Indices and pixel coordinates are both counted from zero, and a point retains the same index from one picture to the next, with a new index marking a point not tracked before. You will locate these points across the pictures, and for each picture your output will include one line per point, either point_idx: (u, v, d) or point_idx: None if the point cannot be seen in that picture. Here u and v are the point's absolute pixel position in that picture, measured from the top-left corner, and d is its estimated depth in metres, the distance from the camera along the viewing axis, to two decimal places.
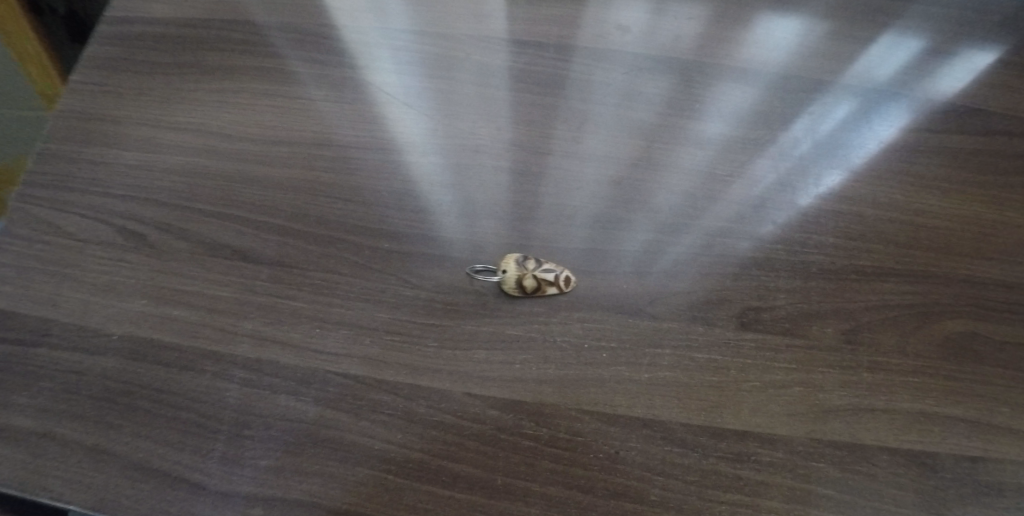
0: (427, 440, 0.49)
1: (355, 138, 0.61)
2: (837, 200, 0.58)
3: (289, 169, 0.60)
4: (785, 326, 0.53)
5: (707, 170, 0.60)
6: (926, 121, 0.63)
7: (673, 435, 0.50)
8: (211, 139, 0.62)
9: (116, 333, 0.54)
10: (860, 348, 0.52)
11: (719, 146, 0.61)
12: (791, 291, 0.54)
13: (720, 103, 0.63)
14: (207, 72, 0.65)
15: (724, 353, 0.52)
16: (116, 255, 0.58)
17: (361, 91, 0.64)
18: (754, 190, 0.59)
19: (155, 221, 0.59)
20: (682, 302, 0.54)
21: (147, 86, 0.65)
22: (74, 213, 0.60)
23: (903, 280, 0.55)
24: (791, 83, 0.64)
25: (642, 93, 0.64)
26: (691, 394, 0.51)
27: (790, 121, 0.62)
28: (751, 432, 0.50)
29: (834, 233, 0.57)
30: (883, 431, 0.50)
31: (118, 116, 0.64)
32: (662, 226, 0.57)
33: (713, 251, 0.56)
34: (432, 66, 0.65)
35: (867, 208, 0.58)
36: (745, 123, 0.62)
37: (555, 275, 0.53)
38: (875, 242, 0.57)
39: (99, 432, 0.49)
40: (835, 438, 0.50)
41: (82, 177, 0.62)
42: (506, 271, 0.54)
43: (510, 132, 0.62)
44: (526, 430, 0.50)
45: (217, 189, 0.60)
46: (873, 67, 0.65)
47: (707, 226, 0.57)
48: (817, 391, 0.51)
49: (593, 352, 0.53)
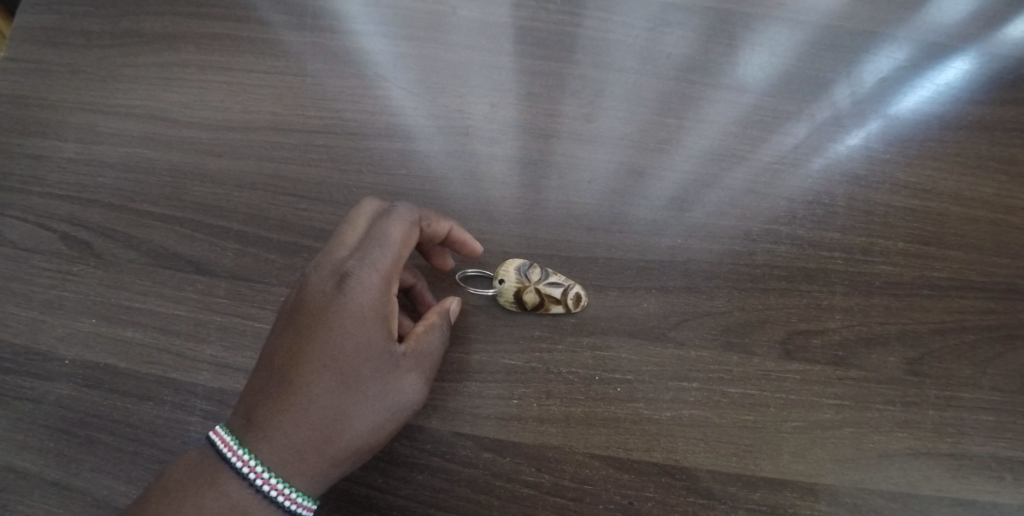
0: (412, 486, 0.41)
1: (337, 121, 0.53)
2: (900, 195, 0.49)
3: (260, 158, 0.52)
4: (837, 355, 0.44)
5: (737, 140, 0.51)
6: (1008, 99, 0.53)
7: (698, 485, 0.41)
8: (172, 126, 0.54)
9: (68, 357, 0.46)
10: (927, 381, 0.44)
11: (743, 118, 0.52)
12: (847, 311, 0.46)
13: (751, 62, 0.55)
14: (161, 49, 0.57)
15: (761, 387, 0.44)
16: (60, 266, 0.49)
17: (347, 61, 0.56)
18: (793, 164, 0.50)
19: (102, 226, 0.51)
20: (715, 324, 0.46)
21: (101, 64, 0.57)
22: (10, 215, 0.52)
23: (983, 295, 0.46)
24: (839, 42, 0.55)
25: (662, 54, 0.55)
26: (723, 435, 0.43)
27: (836, 84, 0.54)
28: (790, 481, 0.41)
29: (903, 236, 0.48)
30: (948, 479, 0.42)
31: (55, 100, 0.56)
32: (685, 205, 0.49)
33: (748, 248, 0.47)
34: (422, 27, 0.57)
35: (941, 205, 0.49)
36: (782, 85, 0.54)
37: (563, 290, 0.45)
38: (952, 248, 0.47)
39: (60, 466, 0.42)
40: (889, 488, 0.41)
41: (22, 174, 0.53)
42: (504, 280, 0.46)
43: (510, 98, 0.54)
44: (526, 476, 0.42)
45: (169, 187, 0.52)
46: (940, 28, 0.55)
47: (739, 207, 0.49)
48: (871, 432, 0.43)
49: (605, 385, 0.44)
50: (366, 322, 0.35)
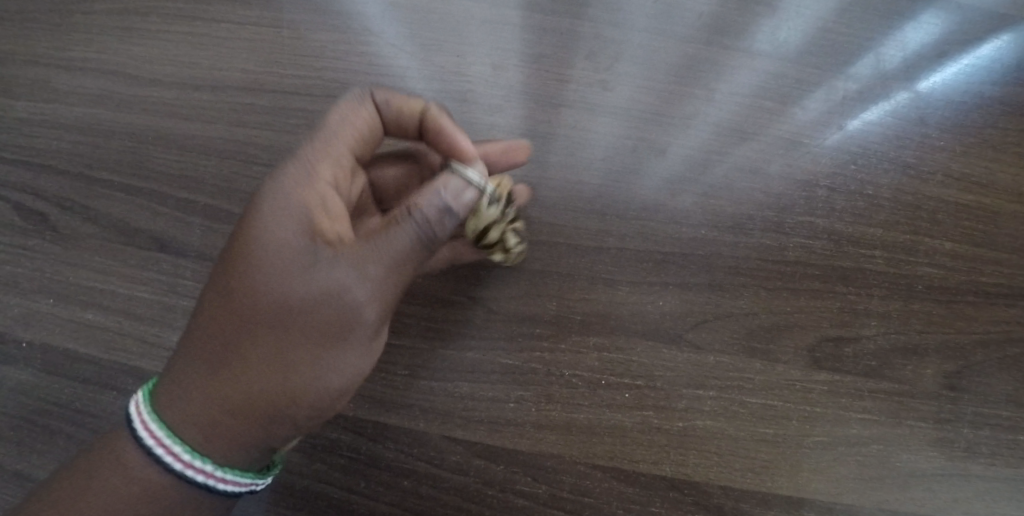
0: (397, 492, 0.38)
1: (325, 84, 0.48)
2: (941, 190, 0.45)
3: (236, 123, 0.46)
4: (868, 365, 0.40)
5: (757, 112, 0.47)
6: None
7: (708, 501, 0.38)
8: (137, 84, 0.48)
9: (25, 340, 0.41)
10: (964, 397, 0.40)
11: (763, 90, 0.48)
12: (881, 317, 0.42)
13: (779, 25, 0.50)
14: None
15: (783, 398, 0.40)
16: (10, 238, 0.44)
17: (337, 17, 0.50)
18: (817, 139, 0.46)
19: (56, 195, 0.45)
20: (738, 326, 0.41)
21: (57, 10, 0.51)
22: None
23: None
24: (877, 12, 0.50)
25: (689, 12, 0.51)
26: (739, 449, 0.39)
27: (870, 56, 0.49)
28: (809, 500, 0.38)
29: (944, 236, 0.43)
30: (977, 503, 0.38)
31: (8, 50, 0.50)
32: (698, 181, 0.45)
33: (772, 242, 0.43)
34: None
35: (987, 205, 0.44)
36: (809, 53, 0.49)
37: (517, 246, 0.41)
38: (996, 252, 0.43)
39: (21, 458, 0.38)
40: (913, 510, 0.38)
41: None
42: (497, 203, 0.37)
43: (513, 61, 0.49)
44: (520, 487, 0.37)
45: (132, 152, 0.46)
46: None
47: (757, 186, 0.45)
48: (899, 450, 0.39)
49: (613, 391, 0.40)
50: (279, 218, 0.30)
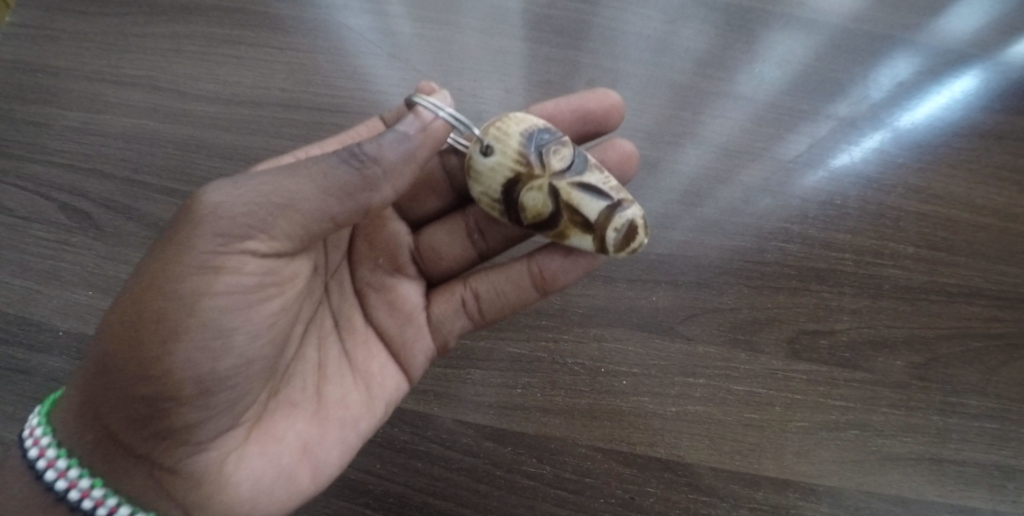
0: (411, 473, 0.41)
1: (344, 100, 0.52)
2: (915, 199, 0.48)
3: (262, 136, 0.51)
4: (844, 357, 0.44)
5: (749, 139, 0.51)
6: None
7: (700, 482, 0.41)
8: (172, 99, 0.53)
9: (66, 329, 0.45)
10: (934, 386, 0.43)
11: (756, 116, 0.51)
12: (855, 313, 0.45)
13: (767, 59, 0.54)
14: (166, 18, 0.56)
15: (766, 386, 0.43)
16: (57, 236, 0.49)
17: (354, 40, 0.55)
18: (801, 164, 0.50)
19: (102, 197, 0.50)
20: (723, 321, 0.45)
21: (96, 30, 0.56)
22: (9, 183, 0.51)
23: (993, 303, 0.45)
24: (856, 44, 0.55)
25: (679, 47, 0.55)
26: (726, 432, 0.43)
27: (850, 85, 0.53)
28: (793, 481, 0.41)
29: (916, 240, 0.47)
30: (950, 486, 0.41)
31: (58, 66, 0.55)
32: (693, 205, 0.48)
33: (761, 251, 0.47)
34: (425, 9, 0.56)
35: (953, 211, 0.48)
36: (794, 83, 0.53)
37: (584, 211, 0.33)
38: (963, 255, 0.46)
39: None
40: (891, 492, 0.41)
41: (21, 141, 0.53)
42: (497, 156, 0.33)
43: (518, 78, 0.53)
44: (527, 467, 0.41)
45: (173, 160, 0.51)
46: (958, 28, 0.55)
47: (744, 207, 0.48)
48: (874, 435, 0.43)
49: (611, 378, 0.44)
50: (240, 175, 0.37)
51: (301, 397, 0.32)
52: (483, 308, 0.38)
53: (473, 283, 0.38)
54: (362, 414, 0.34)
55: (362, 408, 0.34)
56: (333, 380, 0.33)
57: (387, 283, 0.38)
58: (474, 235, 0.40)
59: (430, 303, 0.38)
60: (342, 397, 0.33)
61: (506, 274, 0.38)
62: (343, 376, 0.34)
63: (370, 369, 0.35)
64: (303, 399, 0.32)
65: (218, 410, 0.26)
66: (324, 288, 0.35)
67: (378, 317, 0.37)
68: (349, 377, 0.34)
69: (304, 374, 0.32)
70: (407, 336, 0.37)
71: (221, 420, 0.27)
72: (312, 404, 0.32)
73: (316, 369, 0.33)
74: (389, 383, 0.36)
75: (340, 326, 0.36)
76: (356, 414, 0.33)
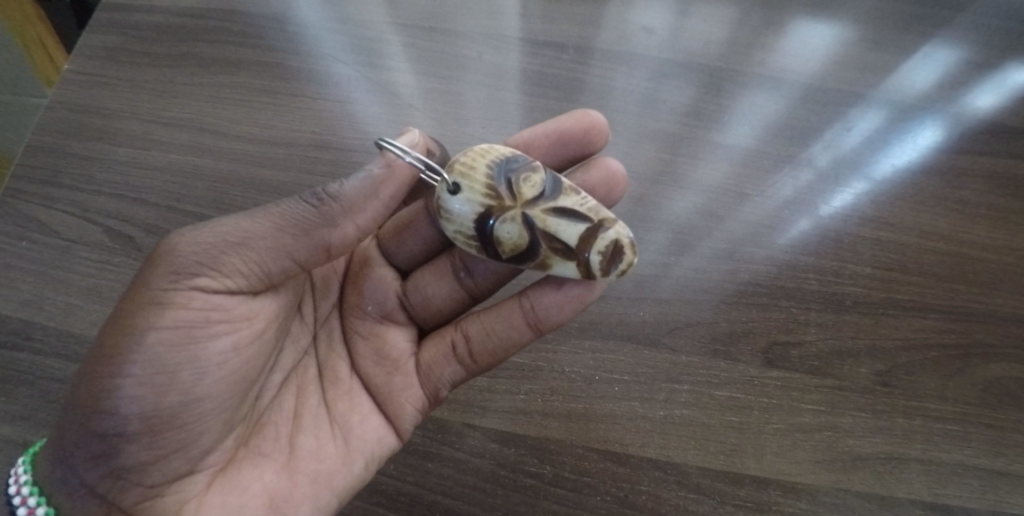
0: (421, 472, 0.45)
1: (360, 142, 0.59)
2: (872, 227, 0.55)
3: (287, 170, 0.57)
4: (814, 365, 0.49)
5: (731, 187, 0.57)
6: (974, 141, 0.59)
7: (689, 480, 0.45)
8: (207, 137, 0.59)
9: None
10: (896, 391, 0.48)
11: (743, 163, 0.58)
12: (821, 326, 0.50)
13: (746, 116, 0.61)
14: (206, 67, 0.64)
15: (746, 391, 0.48)
16: (101, 256, 0.54)
17: (371, 88, 0.62)
18: (778, 208, 0.56)
19: (145, 223, 0.56)
20: (704, 333, 0.50)
21: (144, 78, 0.64)
22: (60, 209, 0.57)
23: (947, 317, 0.50)
24: (825, 100, 0.62)
25: (663, 102, 0.62)
26: (710, 434, 0.47)
27: (823, 135, 0.60)
28: (774, 479, 0.45)
29: (871, 262, 0.53)
30: (917, 483, 0.45)
31: (111, 109, 0.62)
32: (680, 246, 0.54)
33: (738, 276, 0.52)
34: (435, 63, 0.63)
35: (905, 237, 0.54)
36: (771, 135, 0.60)
37: (557, 236, 0.38)
38: (916, 274, 0.52)
39: None
40: (865, 490, 0.45)
41: (71, 172, 0.60)
42: (467, 194, 0.38)
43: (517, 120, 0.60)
44: (529, 467, 0.45)
45: (210, 190, 0.57)
46: (912, 83, 0.63)
47: (725, 246, 0.54)
48: (847, 437, 0.47)
49: (605, 384, 0.49)
50: None
51: (271, 446, 0.37)
52: (472, 349, 0.42)
53: (462, 328, 0.43)
54: (333, 462, 0.38)
55: (335, 462, 0.38)
56: (306, 433, 0.38)
57: (375, 331, 0.44)
58: (461, 274, 0.45)
59: (422, 354, 0.44)
60: (312, 451, 0.38)
61: (491, 315, 0.42)
62: (319, 427, 0.39)
63: (349, 421, 0.40)
64: (272, 451, 0.37)
65: (172, 447, 0.32)
66: (309, 339, 0.43)
67: (366, 368, 0.43)
68: (326, 429, 0.39)
69: (278, 425, 0.38)
70: (393, 383, 0.42)
71: (179, 459, 0.32)
72: (283, 455, 0.37)
73: (290, 421, 0.39)
74: (370, 435, 0.40)
75: (323, 377, 0.42)
76: (323, 463, 0.38)
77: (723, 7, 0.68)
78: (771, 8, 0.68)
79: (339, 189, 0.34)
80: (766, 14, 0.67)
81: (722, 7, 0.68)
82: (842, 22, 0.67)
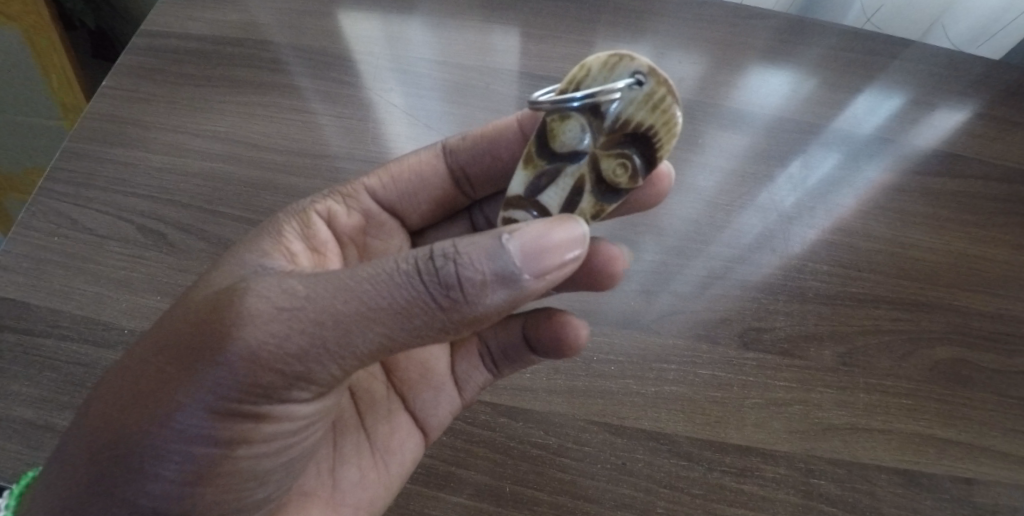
0: (437, 446, 0.50)
1: (378, 155, 0.67)
2: (830, 232, 0.64)
3: (315, 180, 0.65)
4: (784, 347, 0.56)
5: (709, 199, 0.66)
6: (912, 164, 0.71)
7: (679, 448, 0.50)
8: (239, 148, 0.67)
9: (128, 327, 0.55)
10: (855, 370, 0.55)
11: (723, 181, 0.68)
12: (789, 314, 0.58)
13: (721, 144, 0.71)
14: (239, 89, 0.72)
15: (726, 370, 0.55)
16: (135, 251, 0.60)
17: (388, 111, 0.71)
18: (757, 221, 0.65)
19: (176, 222, 0.62)
20: (688, 321, 0.57)
21: (177, 96, 0.72)
22: (92, 207, 0.63)
23: (894, 308, 0.59)
24: (787, 130, 0.72)
25: None
26: (696, 407, 0.53)
27: (787, 159, 0.70)
28: (753, 447, 0.51)
29: (829, 262, 0.62)
30: (879, 449, 0.51)
31: (148, 121, 0.70)
32: (670, 249, 0.62)
33: (716, 275, 0.61)
34: (448, 92, 0.73)
35: (856, 240, 0.64)
36: (745, 159, 0.70)
37: (548, 185, 0.37)
38: (867, 271, 0.62)
39: None
40: (833, 456, 0.51)
41: (105, 175, 0.66)
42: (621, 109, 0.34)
43: None
44: (536, 438, 0.51)
45: (240, 195, 0.63)
46: (862, 118, 0.75)
47: (713, 252, 0.62)
48: (815, 408, 0.53)
49: (603, 364, 0.55)
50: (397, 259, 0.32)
51: (315, 483, 0.43)
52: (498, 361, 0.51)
53: (486, 338, 0.52)
54: (376, 488, 0.44)
55: (375, 487, 0.44)
56: (347, 464, 0.45)
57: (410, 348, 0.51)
58: None
59: (455, 365, 0.52)
60: (355, 482, 0.44)
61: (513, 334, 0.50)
62: (362, 455, 0.46)
63: (388, 444, 0.46)
64: (315, 488, 0.42)
65: None
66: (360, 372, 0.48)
67: (409, 385, 0.50)
68: (367, 457, 0.46)
69: (319, 462, 0.44)
70: (430, 400, 0.49)
71: None
72: (326, 491, 0.43)
73: (330, 453, 0.44)
74: (407, 457, 0.46)
75: (359, 400, 0.48)
76: (364, 491, 0.44)
77: (695, 50, 0.79)
78: (736, 50, 0.80)
79: (481, 302, 0.27)
80: (734, 55, 0.79)
81: (694, 50, 0.79)
82: (800, 63, 0.79)
